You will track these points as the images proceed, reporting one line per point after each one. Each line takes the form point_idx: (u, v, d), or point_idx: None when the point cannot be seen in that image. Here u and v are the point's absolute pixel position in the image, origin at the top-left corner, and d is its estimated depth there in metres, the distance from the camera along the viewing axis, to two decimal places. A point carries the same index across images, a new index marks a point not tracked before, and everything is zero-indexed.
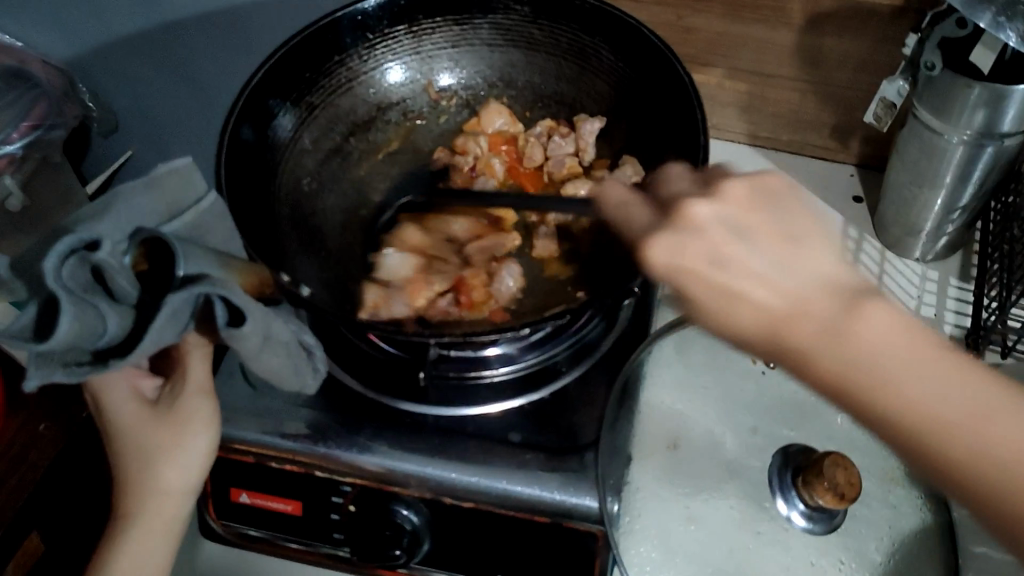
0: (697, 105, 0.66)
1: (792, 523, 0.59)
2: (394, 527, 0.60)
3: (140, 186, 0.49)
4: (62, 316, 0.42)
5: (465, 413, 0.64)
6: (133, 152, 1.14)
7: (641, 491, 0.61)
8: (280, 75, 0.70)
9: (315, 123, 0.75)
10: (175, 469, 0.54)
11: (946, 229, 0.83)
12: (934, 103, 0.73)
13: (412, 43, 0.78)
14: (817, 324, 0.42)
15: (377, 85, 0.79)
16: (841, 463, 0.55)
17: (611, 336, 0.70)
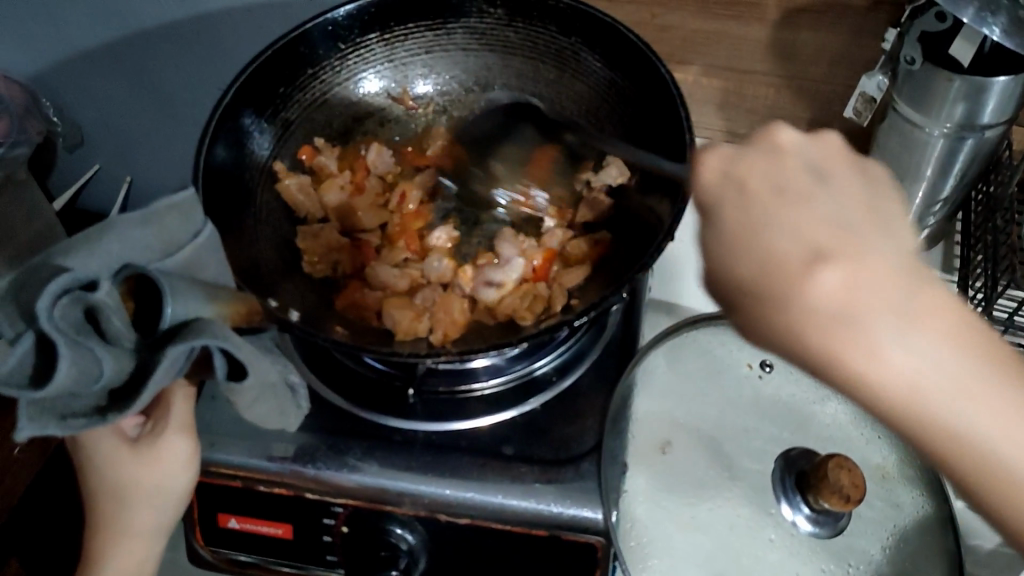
0: (681, 106, 0.65)
1: (797, 526, 0.59)
2: (389, 548, 0.59)
3: (137, 220, 0.46)
4: (61, 364, 0.41)
5: (455, 429, 0.63)
6: (98, 166, 1.12)
7: (636, 498, 0.60)
8: (254, 90, 0.68)
9: (291, 138, 0.74)
10: (149, 512, 0.54)
11: (928, 221, 0.83)
12: (915, 96, 0.73)
13: (384, 51, 0.76)
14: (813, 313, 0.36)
15: (351, 96, 0.77)
16: (845, 466, 0.55)
17: (601, 342, 0.69)
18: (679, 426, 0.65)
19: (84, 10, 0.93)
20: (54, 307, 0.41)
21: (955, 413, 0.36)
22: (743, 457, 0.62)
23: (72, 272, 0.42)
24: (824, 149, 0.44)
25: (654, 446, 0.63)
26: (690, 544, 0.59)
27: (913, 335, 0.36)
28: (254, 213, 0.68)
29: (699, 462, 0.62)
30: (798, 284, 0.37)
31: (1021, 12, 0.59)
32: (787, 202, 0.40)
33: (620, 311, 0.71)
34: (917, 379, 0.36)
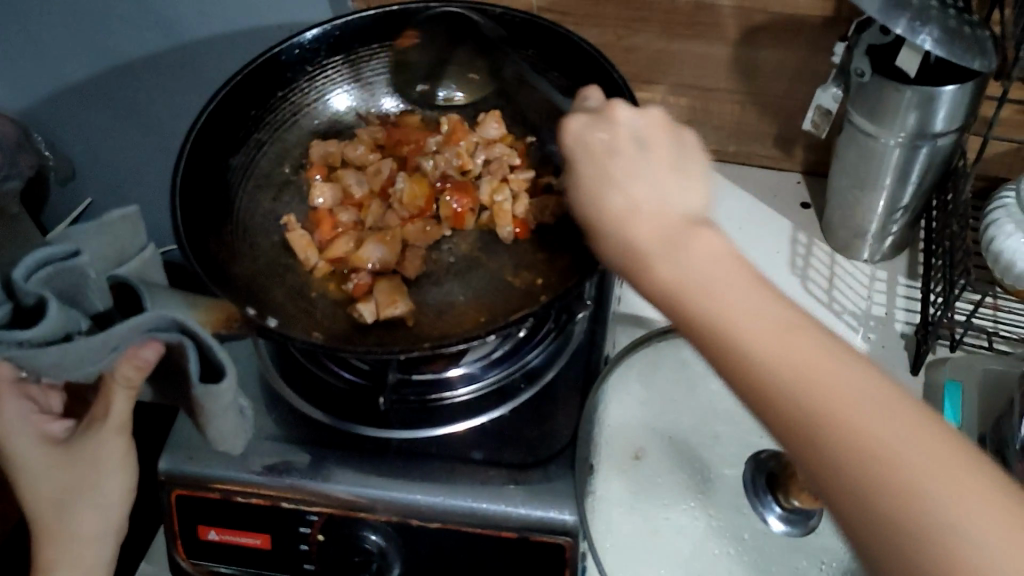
0: (634, 107, 0.68)
1: (768, 525, 0.59)
2: (363, 553, 0.61)
3: (94, 230, 0.64)
4: (50, 305, 0.56)
5: (429, 434, 0.65)
6: (90, 199, 1.15)
7: (604, 501, 0.61)
8: (225, 111, 0.71)
9: (265, 158, 0.76)
10: (90, 514, 0.59)
11: (891, 230, 0.85)
12: (867, 108, 0.76)
13: (350, 72, 0.79)
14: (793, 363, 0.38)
15: (322, 115, 0.80)
16: None
17: (570, 350, 0.71)
18: (651, 428, 0.65)
19: (70, 45, 0.96)
20: (32, 272, 0.57)
21: (784, 374, 0.38)
22: (719, 461, 0.63)
23: (54, 247, 0.58)
24: (651, 123, 0.52)
25: (626, 452, 0.64)
26: (662, 543, 0.59)
27: (853, 403, 0.37)
28: (234, 233, 0.70)
29: (670, 464, 0.63)
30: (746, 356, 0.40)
31: (950, 21, 0.65)
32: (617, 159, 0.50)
33: (588, 316, 0.73)
34: (756, 351, 0.39)
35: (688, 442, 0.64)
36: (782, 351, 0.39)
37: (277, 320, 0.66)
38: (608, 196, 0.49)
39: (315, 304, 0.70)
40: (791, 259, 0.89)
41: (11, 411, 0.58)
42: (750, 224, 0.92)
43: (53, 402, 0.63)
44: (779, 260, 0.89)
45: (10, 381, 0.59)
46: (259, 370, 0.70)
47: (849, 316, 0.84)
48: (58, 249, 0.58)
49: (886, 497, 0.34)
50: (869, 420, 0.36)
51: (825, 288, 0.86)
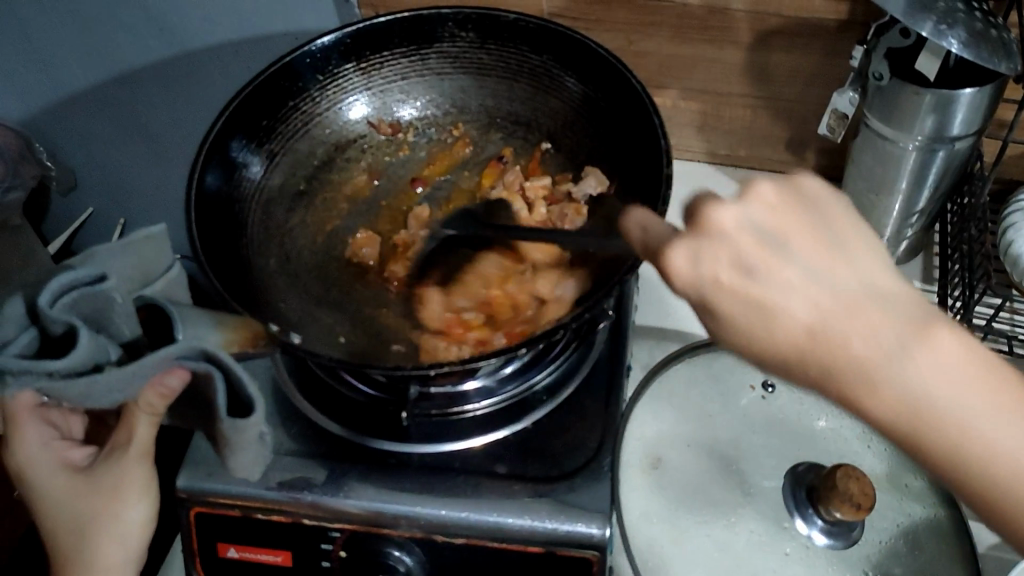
0: (655, 114, 0.67)
1: (812, 539, 0.61)
2: (385, 570, 0.59)
3: (119, 249, 0.63)
4: (82, 333, 0.55)
5: (450, 448, 0.64)
6: (93, 210, 1.14)
7: (627, 509, 0.64)
8: (236, 122, 0.69)
9: (277, 170, 0.75)
10: (114, 543, 0.59)
11: (906, 234, 0.85)
12: (885, 111, 0.75)
13: (362, 80, 0.78)
14: (965, 413, 0.38)
15: (334, 124, 0.79)
16: (853, 475, 0.58)
17: (589, 362, 0.70)
18: (674, 437, 0.68)
19: (72, 54, 0.95)
20: (58, 298, 0.56)
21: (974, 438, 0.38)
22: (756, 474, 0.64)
23: (81, 273, 0.58)
24: (763, 205, 0.42)
25: (647, 459, 0.66)
26: (687, 552, 0.61)
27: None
28: (250, 247, 0.69)
29: (694, 470, 0.65)
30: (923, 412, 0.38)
31: (977, 24, 0.65)
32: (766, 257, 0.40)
33: (609, 328, 0.72)
34: (923, 399, 0.38)
35: (713, 447, 0.67)
36: (964, 394, 0.38)
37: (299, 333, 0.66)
38: (698, 265, 0.41)
39: (334, 320, 0.70)
40: None
41: (32, 439, 0.58)
42: None
43: (73, 427, 0.62)
44: None
45: (32, 409, 0.58)
46: (276, 382, 0.69)
47: None
48: (84, 275, 0.58)
49: None
50: None
51: None
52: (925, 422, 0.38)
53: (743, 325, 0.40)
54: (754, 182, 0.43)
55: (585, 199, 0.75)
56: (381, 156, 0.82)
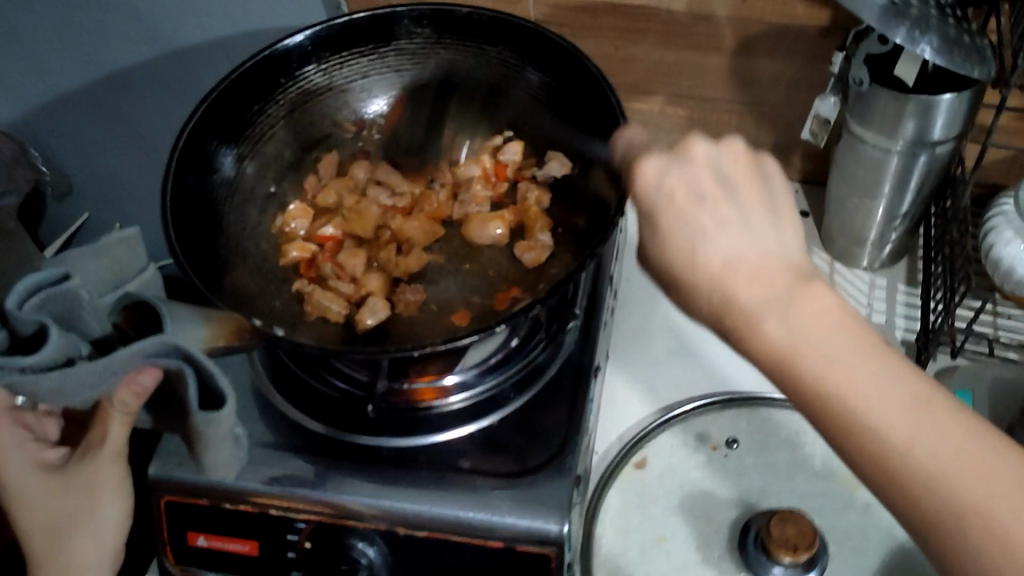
0: (612, 94, 0.68)
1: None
2: (349, 562, 0.60)
3: (90, 253, 0.66)
4: (51, 332, 0.58)
5: (420, 443, 0.65)
6: (88, 214, 1.17)
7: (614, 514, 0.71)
8: (205, 129, 0.70)
9: (247, 176, 0.75)
10: (89, 540, 0.60)
11: (890, 237, 0.84)
12: (865, 117, 0.75)
13: (323, 80, 0.78)
14: (848, 370, 0.42)
15: (298, 125, 0.79)
16: (786, 518, 0.65)
17: (558, 360, 0.71)
18: (669, 446, 0.75)
19: (71, 61, 0.98)
20: (25, 300, 0.60)
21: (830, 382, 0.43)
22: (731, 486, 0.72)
23: (45, 274, 0.61)
24: (734, 157, 0.52)
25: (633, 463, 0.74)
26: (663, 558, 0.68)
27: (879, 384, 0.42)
28: (225, 251, 0.70)
29: (674, 477, 0.73)
30: (817, 359, 0.43)
31: (950, 30, 0.65)
32: (705, 209, 0.49)
33: (578, 328, 0.73)
34: (799, 344, 0.44)
35: (704, 464, 0.73)
36: (815, 332, 0.44)
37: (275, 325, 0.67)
38: (658, 188, 0.52)
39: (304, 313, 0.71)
40: None
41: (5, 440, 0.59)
42: None
43: (48, 429, 0.64)
44: None
45: (6, 408, 0.60)
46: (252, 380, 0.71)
47: None
48: (50, 276, 0.61)
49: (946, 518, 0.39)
50: (920, 441, 0.40)
51: None
52: (795, 359, 0.44)
53: (674, 248, 0.49)
54: (693, 144, 0.53)
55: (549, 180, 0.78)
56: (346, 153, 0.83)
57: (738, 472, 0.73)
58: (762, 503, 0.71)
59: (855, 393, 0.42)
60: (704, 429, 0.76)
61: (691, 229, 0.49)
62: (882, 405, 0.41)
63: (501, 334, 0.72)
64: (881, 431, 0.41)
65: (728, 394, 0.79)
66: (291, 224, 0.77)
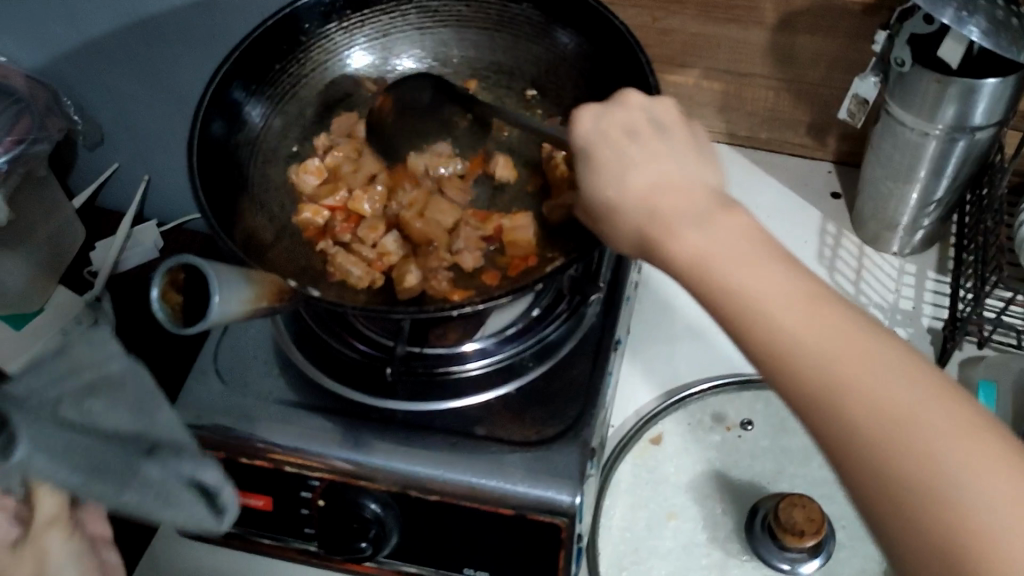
0: (640, 52, 0.68)
1: (775, 567, 0.66)
2: (361, 520, 0.61)
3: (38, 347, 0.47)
4: None
5: (437, 407, 0.65)
6: (118, 164, 1.17)
7: (620, 492, 0.71)
8: (230, 85, 0.69)
9: (271, 136, 0.74)
10: None
11: (922, 223, 0.83)
12: (905, 98, 0.73)
13: (346, 39, 0.78)
14: (768, 297, 0.44)
15: (321, 83, 0.78)
16: (798, 503, 0.65)
17: (581, 333, 0.70)
18: (686, 425, 0.75)
19: (108, 10, 0.98)
20: None
21: (771, 311, 0.44)
22: (742, 466, 0.72)
23: None
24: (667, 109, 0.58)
25: (646, 439, 0.74)
26: (668, 543, 0.68)
27: (804, 311, 0.43)
28: (249, 208, 0.69)
29: (681, 458, 0.73)
30: (744, 295, 0.45)
31: (998, 13, 0.63)
32: (645, 131, 0.55)
33: (601, 301, 0.73)
34: (740, 283, 0.45)
35: (719, 446, 0.73)
36: (757, 284, 0.45)
37: (299, 278, 0.67)
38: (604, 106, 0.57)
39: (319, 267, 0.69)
40: (819, 250, 0.86)
41: None
42: (779, 211, 0.90)
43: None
44: (806, 251, 0.86)
45: None
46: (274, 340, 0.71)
47: (876, 310, 0.81)
48: None
49: (876, 434, 0.39)
50: (854, 359, 0.41)
51: (852, 280, 0.84)
52: (740, 302, 0.45)
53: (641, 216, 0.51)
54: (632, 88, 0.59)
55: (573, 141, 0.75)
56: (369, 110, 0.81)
57: (750, 455, 0.72)
58: (774, 486, 0.70)
59: (788, 317, 0.43)
60: (719, 408, 0.76)
61: (630, 156, 0.54)
62: (809, 326, 0.43)
63: (528, 299, 0.72)
64: (809, 353, 0.42)
65: (739, 375, 0.78)
66: (304, 180, 0.73)
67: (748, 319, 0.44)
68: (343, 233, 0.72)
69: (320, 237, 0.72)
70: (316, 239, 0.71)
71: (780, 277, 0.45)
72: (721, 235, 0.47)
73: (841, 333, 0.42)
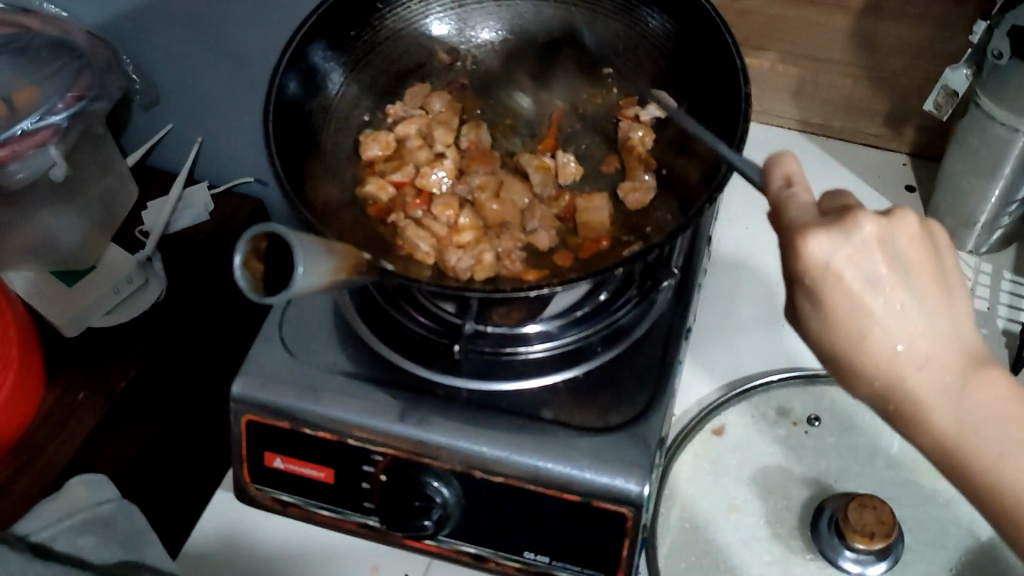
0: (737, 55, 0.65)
1: (843, 569, 0.64)
2: (423, 498, 0.60)
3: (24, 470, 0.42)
4: None
5: (502, 387, 0.64)
6: (172, 125, 1.17)
7: (681, 482, 0.70)
8: (304, 49, 0.68)
9: (343, 103, 0.73)
10: None
11: (1002, 221, 0.80)
12: (1000, 92, 0.71)
13: (421, 7, 0.76)
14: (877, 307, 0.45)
15: (394, 53, 0.76)
16: (867, 504, 0.63)
17: (649, 319, 0.69)
18: (749, 418, 0.73)
19: None
20: None
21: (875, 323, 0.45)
22: (807, 462, 0.70)
23: None
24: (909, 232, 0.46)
25: (709, 430, 0.72)
26: (729, 536, 0.66)
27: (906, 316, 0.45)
28: (319, 176, 0.68)
29: (744, 450, 0.71)
30: (857, 302, 0.45)
31: None
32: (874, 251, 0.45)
33: (672, 288, 0.71)
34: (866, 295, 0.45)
35: (784, 441, 0.71)
36: (863, 280, 0.45)
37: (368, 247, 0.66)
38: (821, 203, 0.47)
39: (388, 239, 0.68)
40: None
41: None
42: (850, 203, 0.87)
43: None
44: None
45: None
46: (338, 311, 0.70)
47: None
48: None
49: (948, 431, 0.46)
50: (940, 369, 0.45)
51: None
52: (848, 301, 0.45)
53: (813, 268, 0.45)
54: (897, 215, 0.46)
55: (652, 122, 0.73)
56: (440, 82, 0.79)
57: (817, 453, 0.71)
58: (841, 483, 0.69)
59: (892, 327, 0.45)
60: (785, 401, 0.74)
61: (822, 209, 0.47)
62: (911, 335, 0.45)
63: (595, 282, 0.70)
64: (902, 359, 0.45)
65: (804, 370, 0.76)
66: (369, 152, 0.71)
67: (848, 317, 0.45)
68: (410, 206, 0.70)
69: (386, 209, 0.70)
70: (382, 213, 0.69)
71: (883, 273, 0.45)
72: (889, 300, 0.45)
73: (937, 342, 0.45)
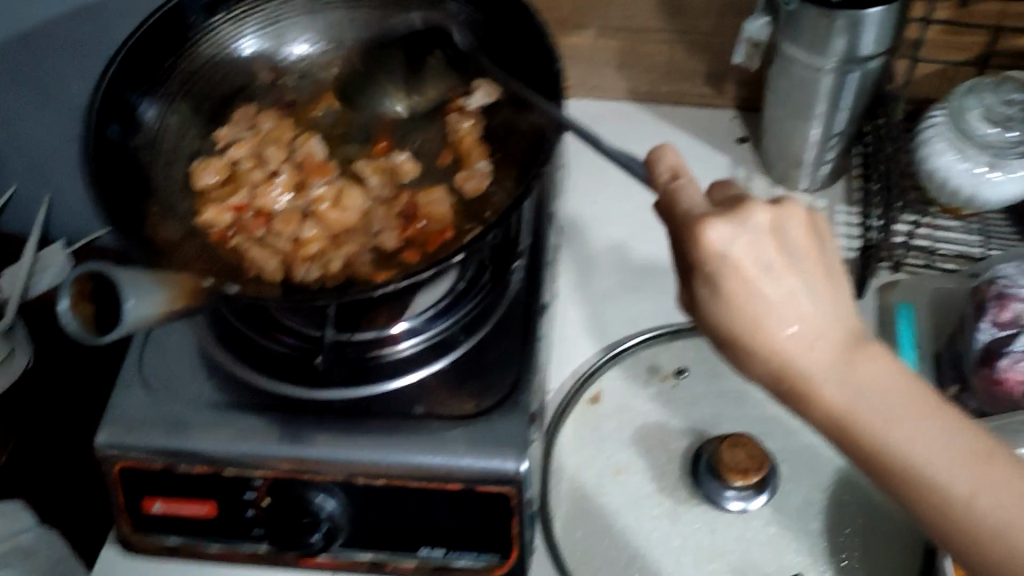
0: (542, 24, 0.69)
1: (728, 510, 0.67)
2: (310, 514, 0.60)
3: None
4: None
5: (372, 390, 0.65)
6: (16, 187, 1.12)
7: (567, 453, 0.71)
8: (118, 86, 0.67)
9: (172, 133, 0.72)
10: None
11: (826, 157, 0.85)
12: (797, 37, 0.75)
13: (234, 28, 0.76)
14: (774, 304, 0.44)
15: (217, 77, 0.76)
16: (737, 444, 0.67)
17: (508, 299, 0.70)
18: (622, 380, 0.75)
19: None
20: None
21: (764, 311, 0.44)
22: (681, 414, 0.73)
23: None
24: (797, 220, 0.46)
25: (586, 399, 0.74)
26: (618, 497, 0.68)
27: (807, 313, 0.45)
28: (155, 212, 0.67)
29: (621, 413, 0.73)
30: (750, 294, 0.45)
31: None
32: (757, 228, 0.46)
33: (525, 267, 0.73)
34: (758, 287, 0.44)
35: (658, 396, 0.74)
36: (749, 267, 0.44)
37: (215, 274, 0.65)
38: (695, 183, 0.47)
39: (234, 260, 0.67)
40: None
41: None
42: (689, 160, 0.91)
43: None
44: None
45: None
46: (199, 344, 0.69)
47: None
48: None
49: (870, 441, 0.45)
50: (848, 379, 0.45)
51: None
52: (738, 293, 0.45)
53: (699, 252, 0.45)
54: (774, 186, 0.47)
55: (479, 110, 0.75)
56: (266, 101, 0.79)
57: (689, 402, 0.73)
58: (715, 428, 0.71)
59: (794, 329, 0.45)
60: (653, 359, 0.77)
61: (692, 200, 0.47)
62: (816, 341, 0.45)
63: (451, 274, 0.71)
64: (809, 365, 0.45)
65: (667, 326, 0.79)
66: (204, 180, 0.71)
67: (743, 306, 0.45)
68: (250, 224, 0.69)
69: (226, 230, 0.69)
70: (222, 237, 0.68)
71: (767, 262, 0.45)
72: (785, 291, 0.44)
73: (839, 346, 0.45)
